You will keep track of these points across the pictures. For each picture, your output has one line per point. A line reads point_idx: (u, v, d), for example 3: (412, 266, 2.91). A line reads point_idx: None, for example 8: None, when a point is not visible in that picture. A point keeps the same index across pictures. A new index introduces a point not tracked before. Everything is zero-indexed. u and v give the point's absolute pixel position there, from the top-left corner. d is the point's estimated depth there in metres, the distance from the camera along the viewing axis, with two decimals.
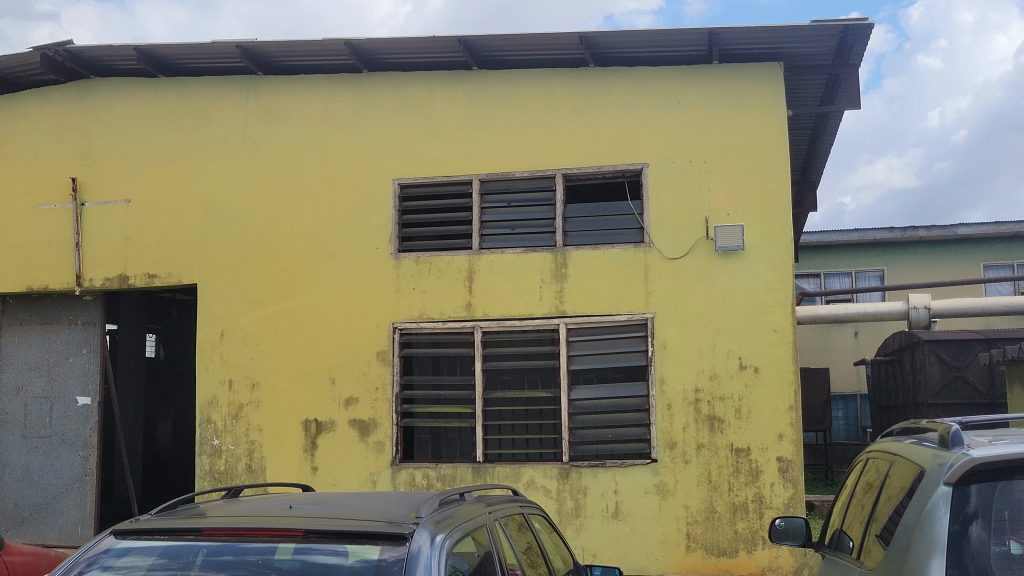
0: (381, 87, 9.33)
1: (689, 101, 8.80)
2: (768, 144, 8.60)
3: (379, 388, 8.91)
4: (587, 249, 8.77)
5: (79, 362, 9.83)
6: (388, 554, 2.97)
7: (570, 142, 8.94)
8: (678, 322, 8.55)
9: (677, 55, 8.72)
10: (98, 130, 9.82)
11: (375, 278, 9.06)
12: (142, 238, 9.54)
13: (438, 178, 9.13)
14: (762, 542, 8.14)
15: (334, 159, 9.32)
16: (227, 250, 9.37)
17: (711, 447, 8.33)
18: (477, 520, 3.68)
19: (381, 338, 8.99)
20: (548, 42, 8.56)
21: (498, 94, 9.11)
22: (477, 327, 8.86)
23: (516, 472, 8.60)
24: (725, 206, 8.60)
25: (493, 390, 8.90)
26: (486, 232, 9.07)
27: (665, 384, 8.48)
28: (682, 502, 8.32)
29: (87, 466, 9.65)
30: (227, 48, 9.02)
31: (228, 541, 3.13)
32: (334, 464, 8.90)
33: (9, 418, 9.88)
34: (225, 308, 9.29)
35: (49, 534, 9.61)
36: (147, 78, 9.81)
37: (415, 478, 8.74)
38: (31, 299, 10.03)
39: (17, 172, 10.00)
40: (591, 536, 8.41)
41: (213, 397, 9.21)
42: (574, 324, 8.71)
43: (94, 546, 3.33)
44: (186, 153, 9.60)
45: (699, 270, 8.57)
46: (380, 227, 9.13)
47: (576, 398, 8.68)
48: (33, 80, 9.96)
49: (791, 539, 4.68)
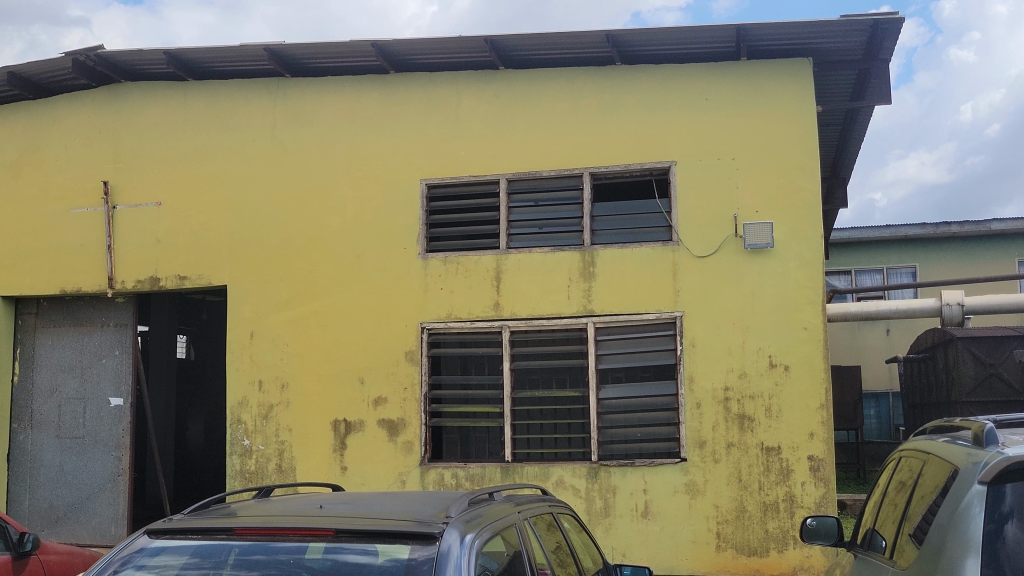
0: (408, 88, 9.36)
1: (717, 99, 8.74)
2: (797, 142, 8.55)
3: (407, 388, 8.94)
4: (615, 247, 8.75)
5: (112, 363, 9.95)
6: (418, 553, 2.97)
7: (597, 140, 8.92)
8: (707, 320, 8.50)
9: (704, 52, 8.67)
10: (129, 134, 9.92)
11: (403, 279, 9.09)
12: (172, 240, 9.63)
13: (464, 178, 9.14)
14: (793, 541, 8.08)
15: (360, 160, 9.36)
16: (255, 251, 9.43)
17: (741, 446, 8.28)
18: (506, 519, 3.68)
19: (409, 338, 9.01)
20: (574, 40, 8.54)
21: (525, 93, 9.10)
22: (505, 326, 8.87)
23: (545, 472, 8.58)
24: (754, 203, 8.54)
25: (521, 389, 8.89)
26: (513, 232, 9.07)
27: (694, 382, 8.44)
28: (712, 501, 8.27)
29: (120, 466, 9.76)
30: (256, 50, 9.08)
31: (259, 540, 3.15)
32: (364, 464, 8.94)
33: (44, 418, 10.01)
34: (254, 309, 9.36)
35: (84, 534, 9.73)
36: (177, 82, 9.90)
37: (444, 478, 8.75)
38: (64, 302, 10.16)
39: (50, 175, 10.12)
40: (621, 535, 8.39)
41: (244, 397, 9.28)
42: (602, 323, 8.69)
43: (129, 544, 3.37)
44: (214, 155, 9.67)
45: (728, 268, 8.52)
46: (408, 227, 9.16)
47: (605, 397, 8.66)
48: (65, 85, 10.07)
49: (823, 538, 4.63)
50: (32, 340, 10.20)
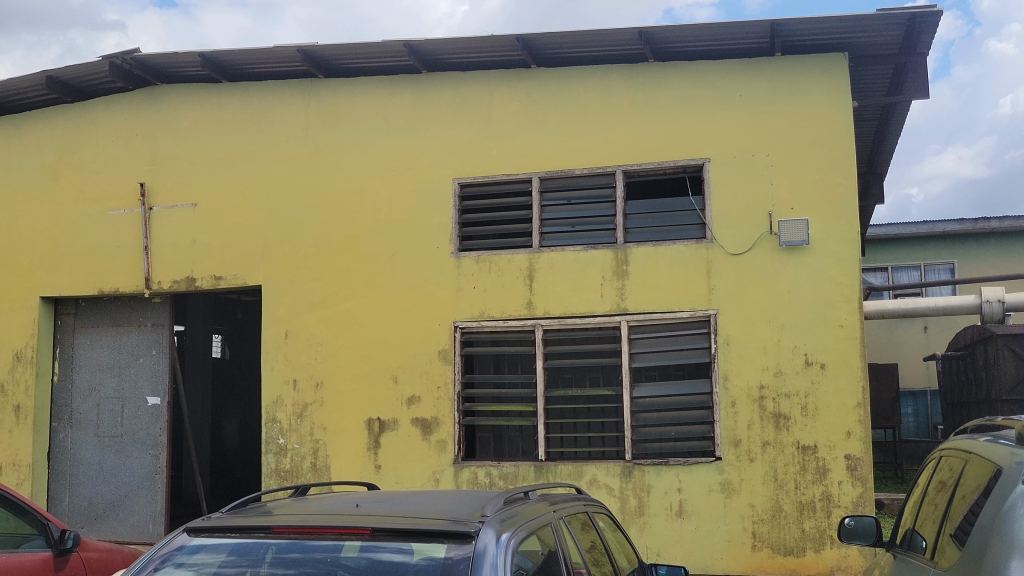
0: (441, 88, 9.37)
1: (751, 95, 8.67)
2: (833, 138, 8.47)
3: (441, 387, 8.96)
4: (648, 246, 8.71)
5: (149, 362, 10.06)
6: (455, 552, 2.98)
7: (629, 138, 8.88)
8: (742, 319, 8.44)
9: (738, 49, 8.59)
10: (165, 136, 10.03)
11: (436, 278, 9.11)
12: (208, 240, 9.72)
13: (496, 177, 9.14)
14: (830, 541, 8.01)
15: (393, 160, 9.39)
16: (290, 251, 9.49)
17: (777, 445, 8.21)
18: (541, 519, 3.67)
19: (442, 337, 9.03)
20: (606, 38, 8.50)
21: (557, 92, 9.08)
22: (538, 325, 8.85)
23: (578, 471, 8.57)
24: (789, 200, 8.46)
25: (554, 388, 8.88)
26: (546, 230, 9.05)
27: (729, 380, 8.38)
28: (747, 501, 8.21)
29: (157, 465, 9.87)
30: (289, 51, 9.13)
31: (297, 538, 3.16)
32: (398, 462, 8.98)
33: (83, 417, 10.14)
34: (288, 309, 9.42)
35: (122, 531, 9.87)
36: (211, 84, 9.98)
37: (478, 477, 8.77)
38: (102, 303, 10.29)
39: (88, 178, 10.25)
40: (655, 534, 8.35)
41: (279, 396, 9.34)
42: (636, 321, 8.65)
43: (169, 542, 3.40)
44: (249, 156, 9.75)
45: (764, 265, 8.45)
46: (441, 227, 9.17)
47: (638, 395, 8.63)
48: (102, 88, 10.18)
49: (861, 538, 4.57)
50: (70, 340, 10.34)
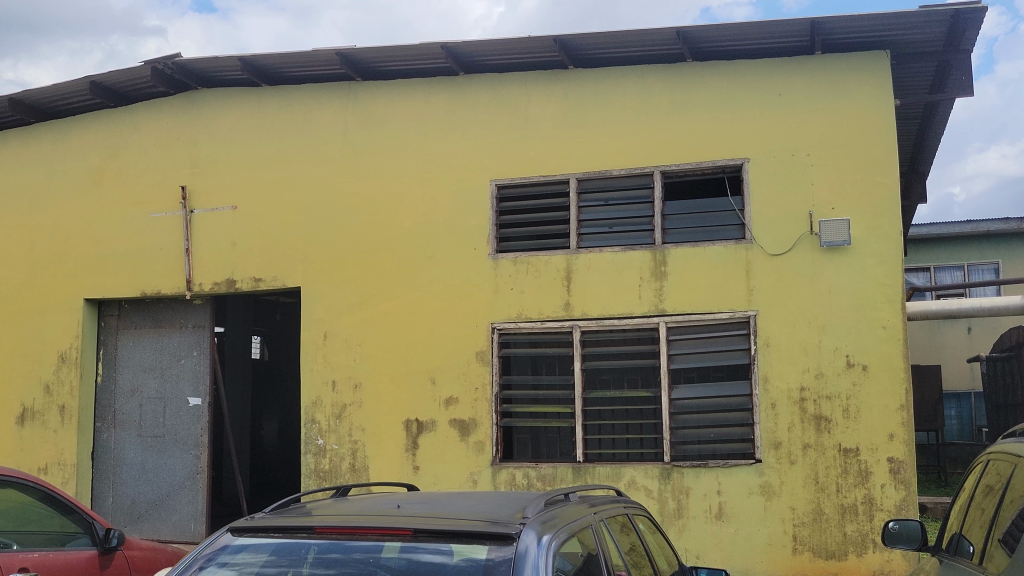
0: (479, 89, 9.39)
1: (791, 94, 8.59)
2: (874, 136, 8.36)
3: (478, 388, 8.97)
4: (686, 246, 8.66)
5: (190, 363, 10.18)
6: (495, 554, 2.99)
7: (667, 138, 8.84)
8: (782, 319, 8.37)
9: (777, 48, 8.51)
10: (206, 139, 10.14)
11: (474, 279, 9.12)
12: (248, 242, 9.81)
13: (533, 178, 9.13)
14: (873, 545, 7.92)
15: (430, 162, 9.42)
16: (328, 252, 9.55)
17: (818, 447, 8.13)
18: (583, 521, 3.66)
19: (480, 338, 9.04)
20: (643, 38, 8.46)
21: (595, 93, 9.06)
22: (575, 326, 8.84)
23: (617, 472, 8.54)
24: (829, 199, 8.38)
25: (592, 389, 8.86)
26: (583, 231, 9.04)
27: (769, 382, 8.31)
28: (788, 503, 8.14)
29: (199, 465, 9.98)
30: (328, 55, 9.20)
31: (338, 539, 3.18)
32: (436, 463, 9.00)
33: (126, 418, 10.28)
34: (327, 310, 9.48)
35: (164, 530, 9.99)
36: (251, 88, 10.08)
37: (516, 478, 8.77)
38: (144, 304, 10.43)
39: (130, 181, 10.39)
40: (694, 536, 8.30)
41: (318, 397, 9.41)
42: (675, 322, 8.60)
43: (213, 542, 3.44)
44: (288, 159, 9.83)
45: (804, 266, 8.37)
46: (478, 228, 9.18)
47: (677, 397, 8.58)
48: (144, 93, 10.32)
49: (906, 542, 4.49)
50: (114, 341, 10.49)
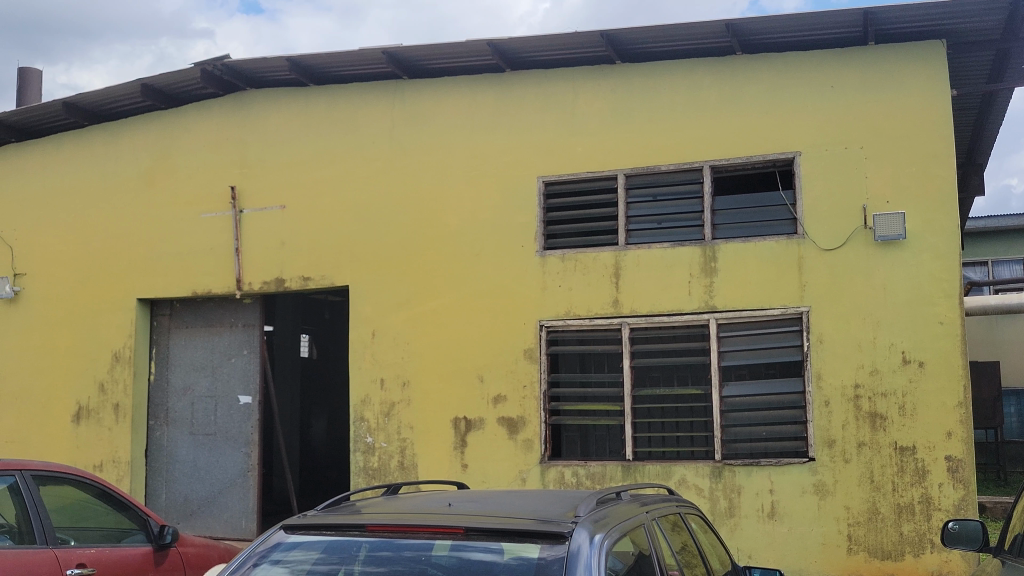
0: (525, 86, 9.35)
1: (844, 86, 8.43)
2: (930, 128, 8.18)
3: (527, 386, 8.93)
4: (737, 242, 8.55)
5: (241, 362, 10.28)
6: (547, 552, 2.96)
7: (717, 133, 8.73)
8: (836, 316, 8.22)
9: (830, 39, 8.36)
10: (255, 140, 10.24)
11: (521, 278, 9.08)
12: (297, 242, 9.88)
13: (581, 175, 9.08)
14: (931, 545, 7.76)
15: (477, 160, 9.40)
16: (376, 252, 9.58)
17: (873, 446, 7.97)
18: (635, 520, 3.61)
19: (528, 336, 9.00)
20: (692, 32, 8.35)
21: (643, 88, 8.98)
22: (624, 323, 8.77)
23: (667, 471, 8.46)
24: (884, 193, 8.21)
25: (641, 387, 8.78)
26: (632, 227, 8.97)
27: (822, 379, 8.16)
28: (842, 502, 8.00)
29: (250, 463, 10.08)
30: (374, 54, 9.23)
31: (389, 537, 3.17)
32: (484, 461, 8.99)
33: (178, 416, 10.42)
34: (375, 309, 9.51)
35: (217, 527, 10.12)
36: (299, 88, 10.15)
37: (565, 476, 8.72)
38: (195, 304, 10.56)
39: (181, 182, 10.51)
40: (746, 535, 8.20)
41: (366, 396, 9.44)
42: (725, 319, 8.50)
43: (266, 539, 3.44)
44: (335, 158, 9.88)
45: (858, 261, 8.22)
46: (525, 226, 9.15)
47: (728, 395, 8.47)
48: (194, 95, 10.44)
49: (966, 543, 4.34)
50: (166, 340, 10.63)
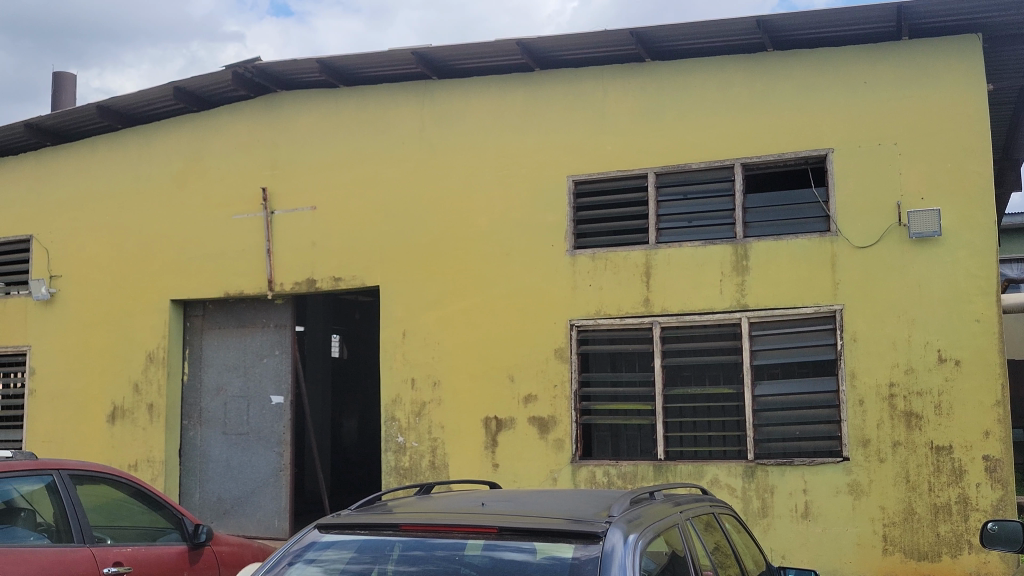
0: (555, 85, 9.33)
1: (877, 82, 8.34)
2: (965, 124, 8.08)
3: (557, 385, 8.92)
4: (769, 240, 8.48)
5: (273, 362, 10.36)
6: (581, 552, 2.96)
7: (748, 130, 8.67)
8: (870, 314, 8.14)
9: (863, 34, 8.27)
10: (286, 141, 10.30)
11: (552, 277, 9.07)
12: (327, 242, 9.93)
13: (611, 174, 9.05)
14: (968, 546, 7.66)
15: (506, 160, 9.40)
16: (406, 252, 9.61)
17: (909, 445, 7.88)
18: (669, 520, 3.59)
19: (559, 335, 8.99)
20: (723, 28, 8.29)
21: (673, 85, 8.93)
22: (655, 322, 8.72)
23: (699, 470, 8.41)
24: (919, 189, 8.12)
25: (673, 386, 8.73)
26: (662, 226, 8.92)
27: (856, 378, 8.08)
28: (877, 502, 7.92)
29: (282, 462, 10.14)
30: (404, 54, 9.26)
31: (423, 536, 3.16)
32: (515, 461, 8.98)
33: (211, 416, 10.50)
34: (405, 309, 9.53)
35: (250, 526, 10.20)
36: (329, 89, 10.20)
37: (596, 476, 8.70)
38: (228, 305, 10.64)
39: (213, 183, 10.59)
40: (780, 536, 8.14)
41: (397, 395, 9.47)
42: (758, 317, 8.44)
43: (300, 538, 3.45)
44: (365, 159, 9.92)
45: (893, 258, 8.13)
46: (556, 225, 9.13)
47: (760, 394, 8.41)
48: (226, 97, 10.52)
49: (1006, 543, 4.24)
50: (198, 341, 10.72)
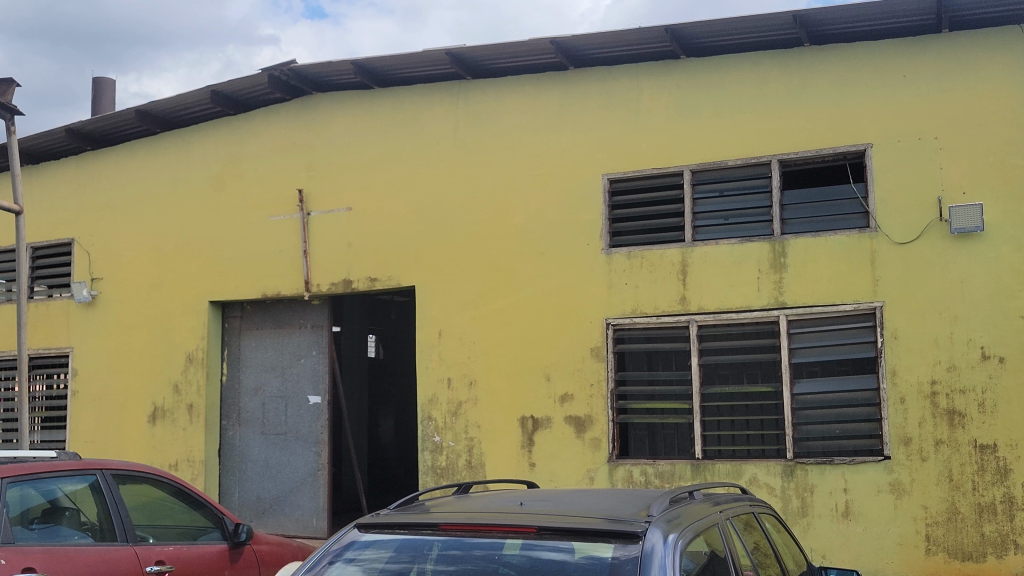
0: (589, 83, 9.30)
1: (916, 76, 8.23)
2: (1007, 117, 7.96)
3: (594, 384, 8.89)
4: (808, 236, 8.40)
5: (310, 363, 10.43)
6: (620, 552, 2.94)
7: (786, 126, 8.58)
8: (910, 310, 8.03)
9: (901, 28, 8.17)
10: (321, 143, 10.37)
11: (587, 276, 9.04)
12: (363, 243, 9.98)
13: (646, 172, 9.01)
14: (1014, 546, 7.53)
15: (541, 159, 9.39)
16: (441, 252, 9.64)
17: (952, 444, 7.77)
18: (709, 520, 3.56)
19: (595, 333, 8.96)
20: (759, 24, 8.23)
21: (708, 82, 8.87)
22: (692, 321, 8.67)
23: (737, 469, 8.35)
24: (960, 184, 8.00)
25: (710, 385, 8.67)
26: (698, 224, 8.87)
27: (897, 376, 7.98)
28: (919, 502, 7.81)
29: (320, 462, 10.21)
30: (438, 55, 9.29)
31: (462, 536, 3.17)
32: (552, 461, 8.97)
33: (250, 416, 10.60)
34: (441, 309, 9.56)
35: (289, 526, 10.28)
36: (363, 90, 10.25)
37: (633, 475, 8.66)
38: (266, 306, 10.73)
39: (250, 186, 10.68)
40: (820, 535, 8.06)
41: (434, 395, 9.50)
42: (796, 315, 8.36)
43: (340, 538, 3.47)
44: (400, 160, 9.96)
45: (934, 254, 8.01)
46: (591, 224, 9.10)
47: (799, 392, 8.33)
48: (262, 100, 10.62)
49: None
50: (237, 342, 10.82)
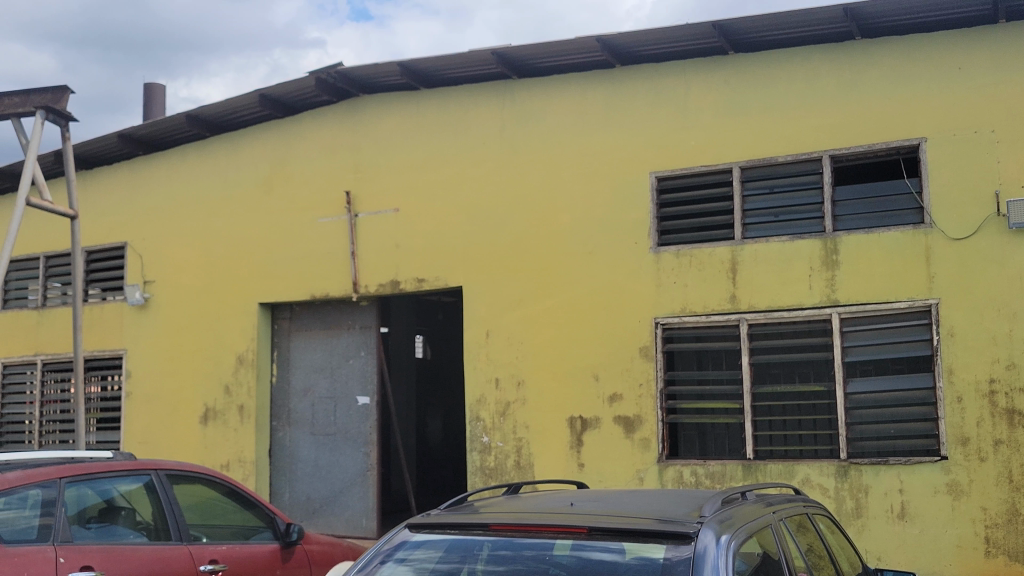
0: (636, 80, 9.24)
1: (972, 68, 8.06)
2: None
3: (643, 384, 8.82)
4: (860, 233, 8.25)
5: (359, 364, 10.50)
6: (672, 553, 2.90)
7: (837, 120, 8.44)
8: (967, 307, 7.85)
9: (956, 19, 8.00)
10: (368, 145, 10.43)
11: (635, 275, 8.98)
12: (410, 244, 10.02)
13: (694, 169, 8.93)
14: None
15: (587, 157, 9.35)
16: (487, 252, 9.64)
17: (1011, 444, 7.58)
18: (761, 521, 3.50)
19: (643, 333, 8.89)
20: (809, 17, 8.12)
21: (756, 78, 8.76)
22: (742, 319, 8.56)
23: (789, 470, 8.24)
24: (1018, 177, 7.82)
25: (761, 384, 8.56)
26: (748, 222, 8.76)
27: (954, 374, 7.81)
28: (978, 503, 7.63)
29: (369, 462, 10.26)
30: (484, 54, 9.31)
31: (512, 537, 3.15)
32: (601, 461, 8.92)
33: (300, 417, 10.69)
34: (488, 309, 9.56)
35: (338, 525, 10.35)
36: (410, 92, 10.29)
37: (684, 476, 8.58)
38: (315, 307, 10.81)
39: (299, 188, 10.78)
40: (875, 537, 7.93)
41: (482, 395, 9.51)
42: (849, 313, 8.22)
43: (391, 538, 3.47)
44: (446, 160, 9.98)
45: (991, 250, 7.83)
46: (638, 223, 9.04)
47: (853, 392, 8.19)
48: (310, 103, 10.71)
49: None
50: (287, 343, 10.92)
